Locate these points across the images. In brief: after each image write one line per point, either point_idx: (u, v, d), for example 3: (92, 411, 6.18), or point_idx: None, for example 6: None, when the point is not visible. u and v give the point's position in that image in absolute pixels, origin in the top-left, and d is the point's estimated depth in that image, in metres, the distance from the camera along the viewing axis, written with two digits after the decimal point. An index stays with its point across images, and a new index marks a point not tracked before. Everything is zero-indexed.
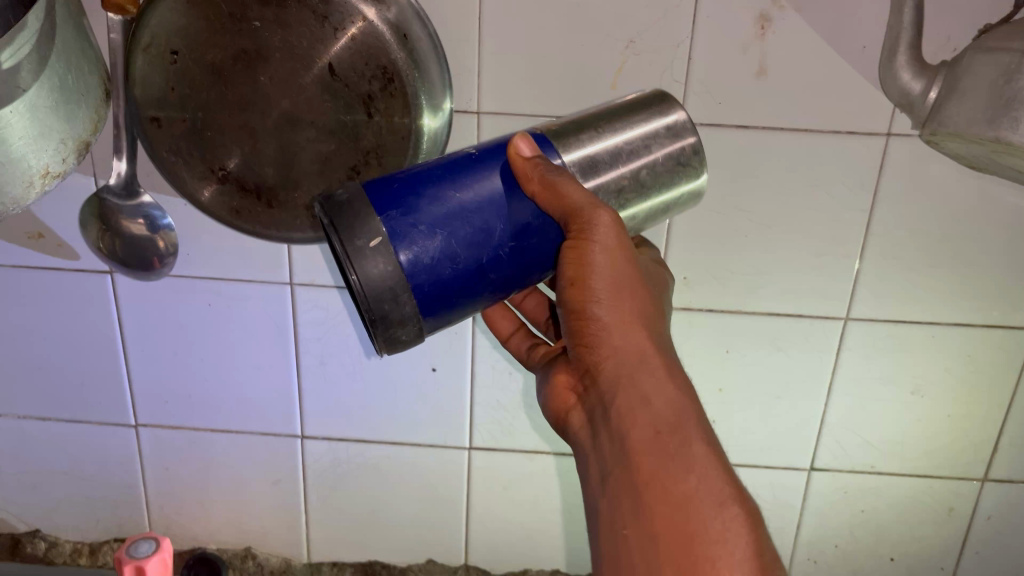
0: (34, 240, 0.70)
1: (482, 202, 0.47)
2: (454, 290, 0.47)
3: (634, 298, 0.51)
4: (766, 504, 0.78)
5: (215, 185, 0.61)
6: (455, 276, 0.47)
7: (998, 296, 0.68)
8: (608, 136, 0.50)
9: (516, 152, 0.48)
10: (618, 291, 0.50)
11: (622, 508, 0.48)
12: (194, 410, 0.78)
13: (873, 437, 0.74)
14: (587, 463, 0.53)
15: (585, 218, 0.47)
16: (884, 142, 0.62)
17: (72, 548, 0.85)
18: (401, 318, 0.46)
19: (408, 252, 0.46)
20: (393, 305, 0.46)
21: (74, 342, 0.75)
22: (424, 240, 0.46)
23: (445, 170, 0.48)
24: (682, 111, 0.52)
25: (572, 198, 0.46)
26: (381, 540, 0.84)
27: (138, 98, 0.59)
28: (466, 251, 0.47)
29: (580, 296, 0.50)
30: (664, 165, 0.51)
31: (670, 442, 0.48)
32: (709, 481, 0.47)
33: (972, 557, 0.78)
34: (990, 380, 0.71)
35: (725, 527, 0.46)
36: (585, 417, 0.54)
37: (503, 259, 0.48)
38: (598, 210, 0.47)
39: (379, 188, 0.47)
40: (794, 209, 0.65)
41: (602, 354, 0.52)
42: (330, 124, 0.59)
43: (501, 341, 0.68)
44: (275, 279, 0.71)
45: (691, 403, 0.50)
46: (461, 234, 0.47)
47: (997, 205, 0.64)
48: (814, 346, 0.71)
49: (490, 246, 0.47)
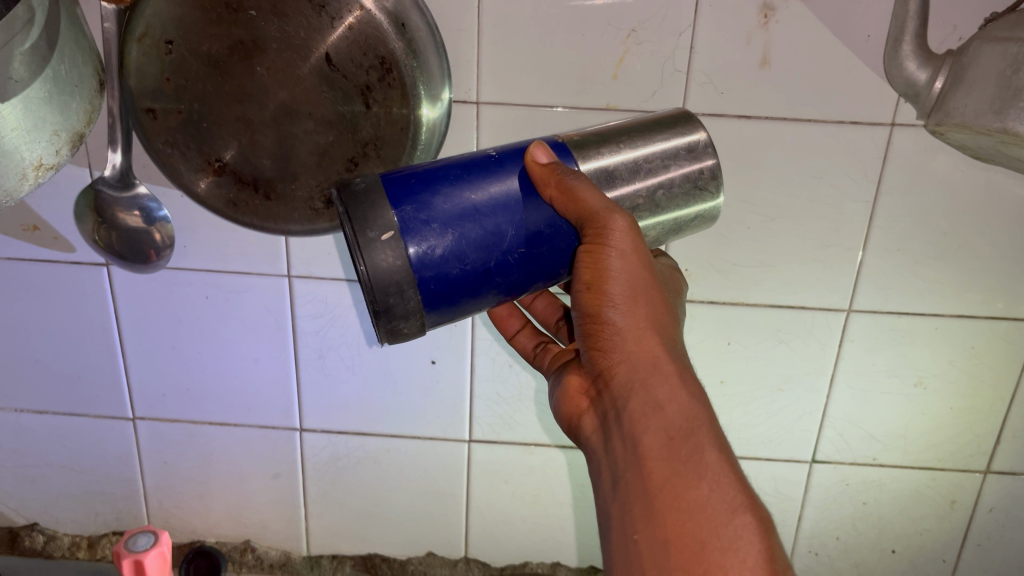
0: (29, 232, 0.69)
1: (494, 205, 0.47)
2: (461, 289, 0.47)
3: (648, 302, 0.50)
4: (767, 497, 0.78)
5: (212, 176, 0.61)
6: (462, 276, 0.46)
7: (1002, 288, 0.67)
8: (627, 150, 0.50)
9: (533, 160, 0.48)
10: (632, 295, 0.50)
11: (633, 514, 0.48)
12: (192, 403, 0.77)
13: (875, 429, 0.74)
14: (598, 467, 0.52)
15: (601, 222, 0.46)
16: (889, 132, 0.62)
17: (70, 541, 0.85)
18: (405, 312, 0.46)
19: (417, 248, 0.45)
20: (398, 299, 0.45)
21: (70, 336, 0.74)
22: (435, 238, 0.45)
23: (462, 170, 0.47)
24: (704, 132, 0.51)
25: (589, 202, 0.46)
26: (381, 533, 0.83)
27: (133, 89, 0.59)
28: (475, 252, 0.46)
29: (595, 300, 0.50)
30: (681, 187, 0.50)
31: (683, 449, 0.48)
32: (722, 489, 0.47)
33: (974, 550, 0.78)
34: (994, 373, 0.71)
35: (736, 536, 0.45)
36: (596, 420, 0.54)
37: (511, 264, 0.47)
38: (614, 215, 0.46)
39: (396, 183, 0.47)
40: (798, 200, 0.65)
41: (616, 358, 0.51)
42: (328, 115, 0.58)
43: (507, 339, 0.67)
44: (273, 272, 0.70)
45: (705, 410, 0.50)
46: (472, 236, 0.46)
47: (1001, 196, 0.63)
48: (816, 338, 0.70)
49: (500, 250, 0.47)
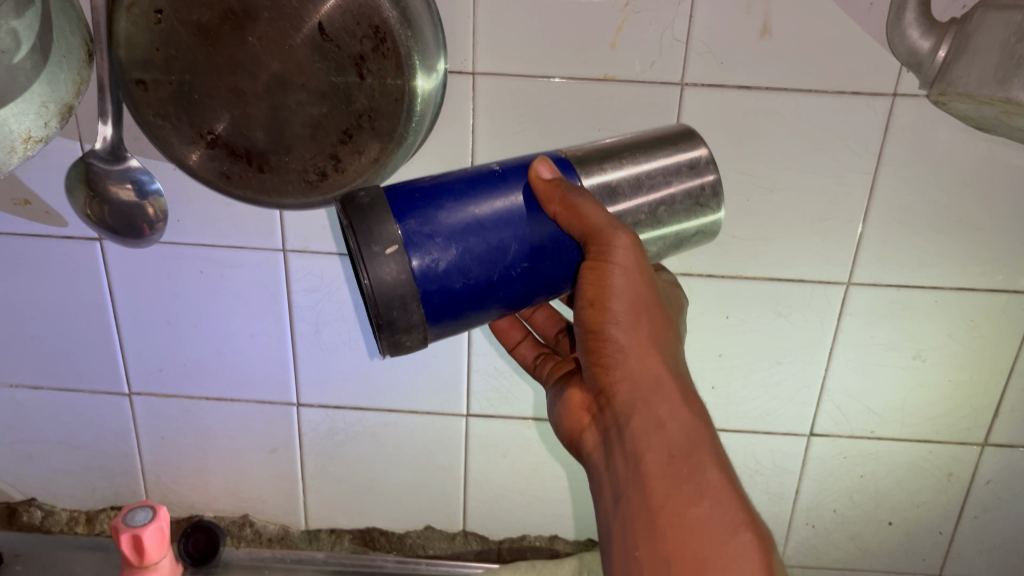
0: (20, 207, 0.69)
1: (499, 220, 0.46)
2: (464, 303, 0.46)
3: (651, 320, 0.50)
4: (765, 470, 0.78)
5: (204, 149, 0.60)
6: (466, 289, 0.46)
7: (1002, 260, 0.67)
8: (630, 165, 0.49)
9: (537, 176, 0.47)
10: (635, 312, 0.49)
11: (633, 530, 0.48)
12: (188, 378, 0.77)
13: (873, 403, 0.74)
14: (599, 484, 0.52)
15: (604, 240, 0.45)
16: (890, 103, 0.61)
17: (68, 516, 0.85)
18: (407, 326, 0.45)
19: (421, 261, 0.45)
20: (401, 312, 0.45)
21: (64, 311, 0.74)
22: (439, 252, 0.45)
23: (466, 184, 0.47)
24: (707, 149, 0.50)
25: (592, 219, 0.45)
26: (379, 507, 0.83)
27: (123, 59, 0.57)
28: (479, 267, 0.46)
29: (598, 317, 0.49)
30: (682, 203, 0.49)
31: (684, 466, 0.48)
32: (722, 506, 0.46)
33: (970, 522, 0.78)
34: (993, 346, 0.70)
35: (737, 555, 0.45)
36: (598, 436, 0.53)
37: (514, 279, 0.47)
38: (617, 232, 0.46)
39: (401, 196, 0.46)
40: (799, 171, 0.64)
41: (617, 375, 0.51)
42: (322, 86, 0.57)
43: (508, 350, 0.67)
44: (268, 246, 0.69)
45: (706, 428, 0.49)
46: (475, 250, 0.46)
47: (1003, 167, 0.62)
48: (816, 312, 0.70)
49: (504, 264, 0.46)
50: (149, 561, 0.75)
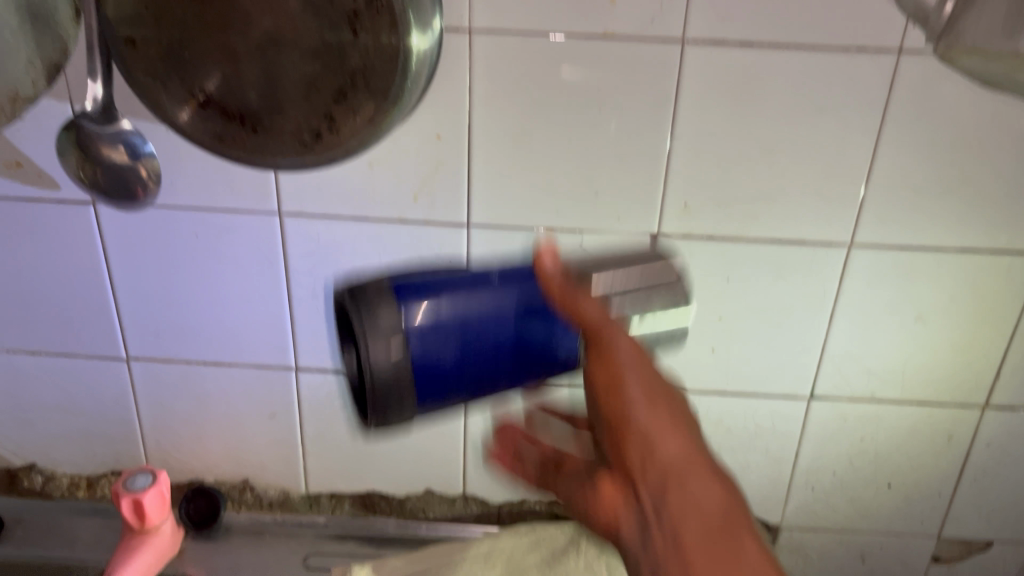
0: (12, 169, 0.68)
1: (499, 320, 0.47)
2: (458, 389, 0.47)
3: (671, 395, 0.43)
4: (765, 434, 0.78)
5: (196, 108, 0.59)
6: (460, 375, 0.47)
7: (1007, 221, 0.66)
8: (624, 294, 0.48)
9: (543, 268, 0.45)
10: (650, 380, 0.42)
11: None
12: (185, 343, 0.77)
13: (874, 366, 0.73)
14: None
15: (601, 336, 0.43)
16: (895, 59, 0.60)
17: (68, 481, 0.85)
18: (402, 413, 0.46)
19: (421, 350, 0.45)
20: (397, 405, 0.45)
21: (59, 275, 0.73)
22: (439, 349, 0.46)
23: (468, 286, 0.47)
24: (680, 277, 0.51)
25: (590, 316, 0.44)
26: (379, 472, 0.83)
27: (111, 16, 0.56)
28: (475, 363, 0.47)
29: (613, 397, 0.42)
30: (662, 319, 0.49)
31: (722, 547, 0.38)
32: None
33: (970, 484, 0.78)
34: (995, 308, 0.70)
35: None
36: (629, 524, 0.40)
37: (508, 367, 0.48)
38: (614, 330, 0.43)
39: (405, 290, 0.46)
40: (801, 130, 0.63)
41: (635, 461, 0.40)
42: (315, 45, 0.56)
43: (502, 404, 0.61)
44: (263, 208, 0.69)
45: (740, 503, 0.40)
46: (473, 348, 0.47)
47: (1009, 126, 0.61)
48: (817, 274, 0.69)
49: (501, 354, 0.48)
50: (150, 526, 0.75)
